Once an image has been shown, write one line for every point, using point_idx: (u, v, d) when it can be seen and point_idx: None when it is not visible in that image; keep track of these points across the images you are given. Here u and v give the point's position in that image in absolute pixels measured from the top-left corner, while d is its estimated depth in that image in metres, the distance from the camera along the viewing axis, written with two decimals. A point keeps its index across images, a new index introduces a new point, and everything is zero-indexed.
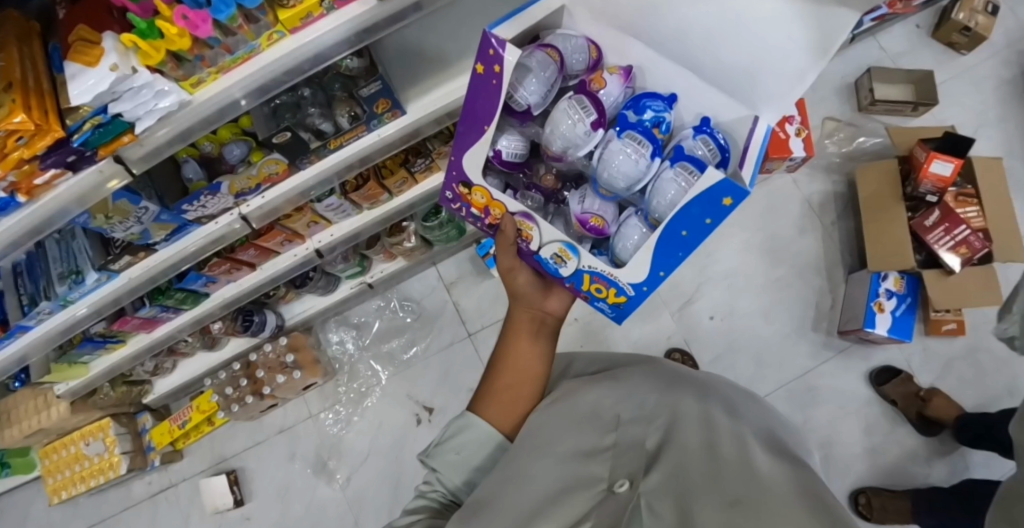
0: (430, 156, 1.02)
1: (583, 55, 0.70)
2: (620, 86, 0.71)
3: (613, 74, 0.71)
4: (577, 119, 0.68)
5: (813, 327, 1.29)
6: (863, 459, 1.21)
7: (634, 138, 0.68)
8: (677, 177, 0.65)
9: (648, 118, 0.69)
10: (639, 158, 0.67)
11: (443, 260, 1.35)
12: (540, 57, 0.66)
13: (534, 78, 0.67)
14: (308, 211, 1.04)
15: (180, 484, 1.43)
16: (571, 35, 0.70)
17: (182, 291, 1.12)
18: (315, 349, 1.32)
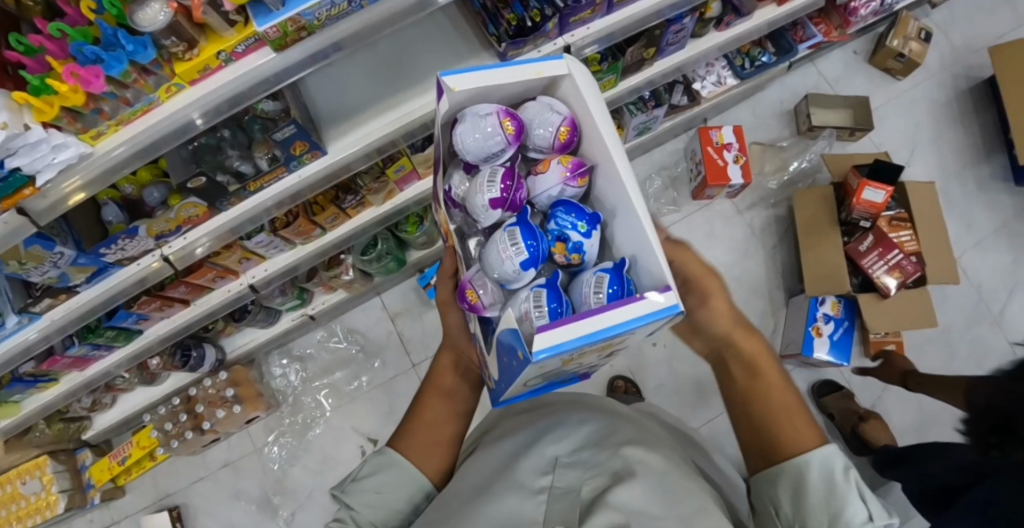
0: (360, 192, 1.02)
1: (550, 132, 0.60)
2: (561, 183, 0.62)
3: (560, 164, 0.62)
4: (482, 187, 0.60)
5: None
6: None
7: (514, 234, 0.58)
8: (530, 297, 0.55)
9: (552, 229, 0.60)
10: (506, 258, 0.57)
11: (388, 289, 1.34)
12: (492, 121, 0.58)
13: (472, 137, 0.58)
14: (236, 249, 1.02)
15: (123, 521, 1.39)
16: (549, 112, 0.61)
17: (112, 329, 1.09)
18: (257, 383, 1.29)
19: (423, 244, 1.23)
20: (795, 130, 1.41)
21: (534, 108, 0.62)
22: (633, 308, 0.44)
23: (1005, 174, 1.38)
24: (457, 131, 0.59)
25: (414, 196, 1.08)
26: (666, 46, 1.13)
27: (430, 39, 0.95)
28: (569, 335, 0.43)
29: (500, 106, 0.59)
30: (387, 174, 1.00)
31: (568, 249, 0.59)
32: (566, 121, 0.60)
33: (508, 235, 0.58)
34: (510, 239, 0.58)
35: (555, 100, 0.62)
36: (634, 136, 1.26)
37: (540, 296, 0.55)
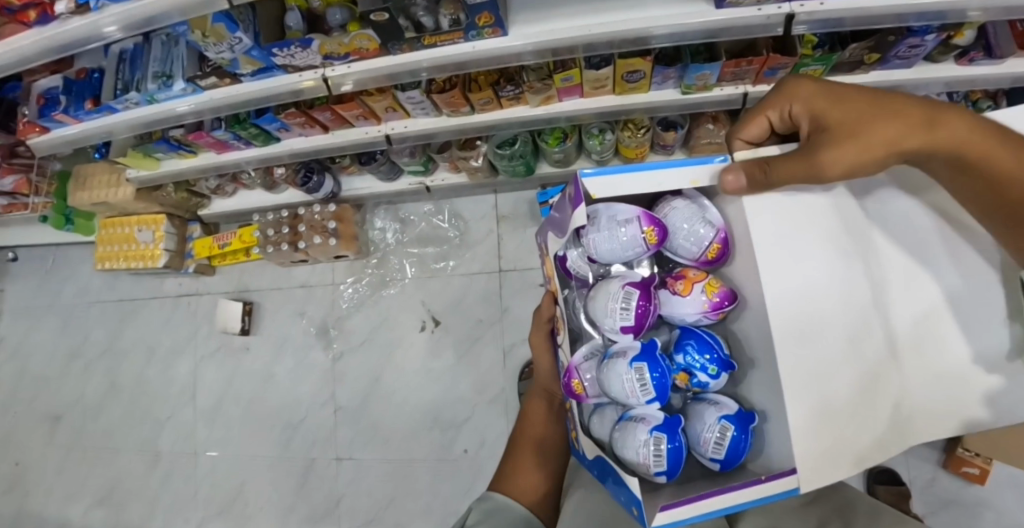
0: (521, 87, 0.97)
1: (694, 247, 0.63)
2: (699, 313, 0.63)
3: (705, 290, 0.63)
4: (616, 314, 0.64)
5: None
6: None
7: (641, 372, 0.61)
8: (647, 443, 0.59)
9: (681, 362, 0.63)
10: (631, 395, 0.61)
11: (505, 192, 1.35)
12: (630, 235, 0.63)
13: (612, 244, 0.64)
14: (388, 96, 1.02)
15: (203, 296, 1.54)
16: (703, 226, 0.62)
17: (256, 128, 1.15)
18: (357, 227, 1.36)
19: (557, 161, 1.19)
20: None
21: (679, 214, 0.64)
22: (753, 491, 0.48)
23: None
24: (591, 236, 0.65)
25: (571, 110, 1.03)
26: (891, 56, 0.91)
27: None
28: (694, 512, 0.50)
29: (642, 214, 0.63)
30: (553, 80, 0.95)
31: (691, 382, 0.63)
32: (719, 242, 0.62)
33: (634, 370, 0.61)
34: (637, 378, 0.61)
35: (709, 208, 0.63)
36: None
37: (659, 444, 0.59)
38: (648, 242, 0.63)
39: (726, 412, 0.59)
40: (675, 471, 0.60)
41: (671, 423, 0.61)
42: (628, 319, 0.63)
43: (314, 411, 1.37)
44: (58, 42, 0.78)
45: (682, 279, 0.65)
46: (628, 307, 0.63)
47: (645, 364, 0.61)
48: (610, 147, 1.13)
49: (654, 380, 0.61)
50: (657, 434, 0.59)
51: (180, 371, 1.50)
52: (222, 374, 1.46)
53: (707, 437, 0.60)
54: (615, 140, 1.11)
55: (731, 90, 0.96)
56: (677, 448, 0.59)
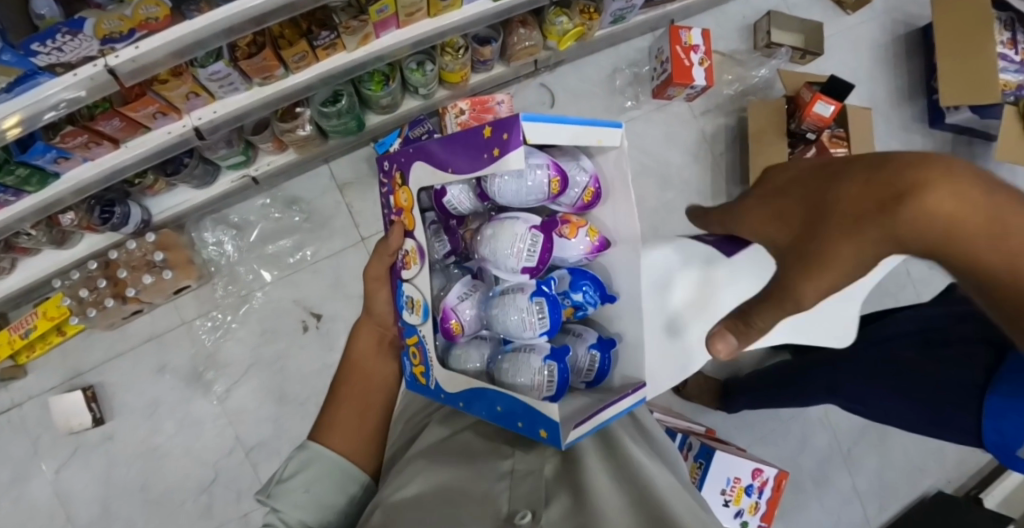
0: (336, 30, 0.94)
1: (575, 195, 0.66)
2: (581, 253, 0.67)
3: (585, 234, 0.67)
4: (521, 254, 0.65)
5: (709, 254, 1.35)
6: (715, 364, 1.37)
7: (540, 306, 0.64)
8: (542, 370, 0.61)
9: (574, 299, 0.66)
10: (529, 326, 0.64)
11: (337, 158, 1.27)
12: (539, 177, 0.63)
13: (514, 182, 0.64)
14: (186, 78, 0.90)
15: (25, 404, 1.21)
16: (582, 174, 0.66)
17: (27, 168, 0.89)
18: (188, 249, 1.20)
19: (386, 107, 1.16)
20: (753, 46, 1.40)
21: (567, 162, 0.65)
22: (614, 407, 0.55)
23: (922, 116, 1.47)
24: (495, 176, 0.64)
25: (391, 45, 1.02)
26: None
27: None
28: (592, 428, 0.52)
29: (552, 162, 0.64)
30: (369, 13, 0.93)
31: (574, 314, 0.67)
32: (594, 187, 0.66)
33: (534, 303, 0.64)
34: (539, 310, 0.64)
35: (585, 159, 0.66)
36: (608, 24, 1.23)
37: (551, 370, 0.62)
38: (551, 191, 0.64)
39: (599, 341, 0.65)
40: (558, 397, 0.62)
41: (559, 351, 0.64)
42: (530, 260, 0.65)
43: (223, 461, 1.21)
44: None
45: (567, 224, 0.68)
46: (532, 250, 0.65)
47: (544, 299, 0.64)
48: (434, 77, 1.13)
49: (550, 310, 0.64)
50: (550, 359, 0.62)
51: (35, 502, 1.19)
52: (92, 477, 1.21)
53: (581, 363, 0.65)
54: (437, 68, 1.12)
55: None
56: (566, 372, 0.63)
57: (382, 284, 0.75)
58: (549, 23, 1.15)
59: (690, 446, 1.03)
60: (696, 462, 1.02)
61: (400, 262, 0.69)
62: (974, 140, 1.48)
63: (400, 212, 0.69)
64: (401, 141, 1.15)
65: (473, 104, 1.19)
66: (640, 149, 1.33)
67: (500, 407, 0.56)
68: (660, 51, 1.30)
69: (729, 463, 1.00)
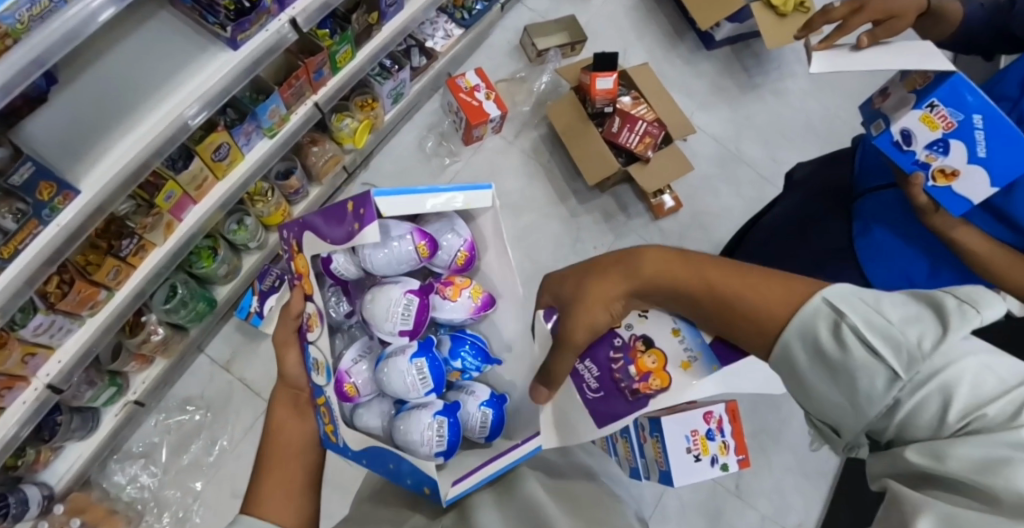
0: (136, 234, 0.97)
1: (450, 258, 0.70)
2: (466, 314, 0.70)
3: (470, 297, 0.70)
4: (395, 317, 0.67)
5: (586, 246, 1.40)
6: None
7: (423, 369, 0.65)
8: (431, 425, 0.62)
9: (457, 362, 0.69)
10: (413, 388, 0.65)
11: (210, 342, 1.27)
12: (406, 241, 0.67)
13: (385, 251, 0.66)
14: (13, 343, 0.86)
15: None
16: (454, 238, 0.70)
17: None
18: (104, 502, 1.14)
19: (228, 275, 1.19)
20: (528, 61, 1.52)
21: (443, 233, 0.70)
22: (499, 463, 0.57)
23: (697, 44, 1.62)
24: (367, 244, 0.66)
25: (197, 221, 1.06)
26: (386, 11, 1.18)
27: (148, 48, 0.88)
28: (473, 482, 0.56)
29: (417, 229, 0.68)
30: (158, 205, 0.97)
31: (461, 375, 0.70)
32: (468, 249, 0.70)
33: (415, 364, 0.65)
34: (420, 373, 0.65)
35: (460, 226, 0.71)
36: (390, 105, 1.31)
37: (441, 426, 0.63)
38: (421, 253, 0.68)
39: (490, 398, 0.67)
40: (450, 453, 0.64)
41: (450, 407, 0.65)
42: (408, 324, 0.67)
43: None
44: None
45: (450, 286, 0.71)
46: (408, 314, 0.67)
47: (425, 357, 0.66)
48: (256, 227, 1.17)
49: (431, 370, 0.66)
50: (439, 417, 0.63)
51: None
52: None
53: (472, 421, 0.66)
54: (256, 218, 1.17)
55: (304, 108, 1.14)
56: (456, 432, 0.64)
57: (291, 345, 0.67)
58: (338, 129, 1.23)
59: (643, 426, 1.02)
60: (653, 437, 1.00)
61: (305, 325, 0.65)
62: (749, 41, 1.64)
63: (302, 276, 0.66)
64: (257, 298, 1.23)
65: None
66: None
67: (392, 466, 0.57)
68: (451, 104, 1.40)
69: (678, 420, 0.99)
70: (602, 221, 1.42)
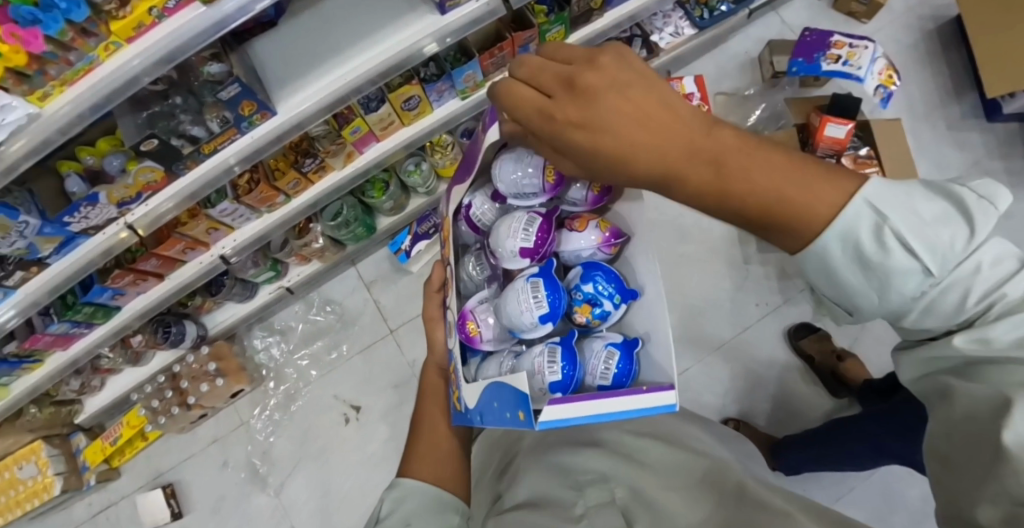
0: (319, 156, 1.04)
1: (583, 187, 0.62)
2: (593, 246, 0.61)
3: (597, 225, 0.61)
4: (517, 234, 0.61)
5: (750, 302, 1.27)
6: (771, 417, 1.22)
7: (536, 286, 0.60)
8: (544, 352, 0.59)
9: (585, 291, 0.59)
10: (525, 311, 0.59)
11: (363, 259, 1.35)
12: (534, 164, 0.60)
13: (512, 172, 0.61)
14: (202, 218, 1.01)
15: (121, 502, 1.36)
16: None
17: (90, 306, 1.06)
18: (240, 357, 1.30)
19: (392, 209, 1.23)
20: (760, 78, 1.35)
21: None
22: (623, 401, 0.46)
23: (976, 111, 1.32)
24: (498, 163, 0.63)
25: (376, 157, 1.11)
26: None
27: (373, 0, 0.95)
28: (581, 413, 0.47)
29: None
30: (343, 136, 1.02)
31: (591, 313, 0.60)
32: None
33: (529, 284, 0.60)
34: (532, 291, 0.60)
35: None
36: None
37: (553, 353, 0.58)
38: (546, 180, 0.60)
39: (615, 341, 0.58)
40: (562, 390, 0.57)
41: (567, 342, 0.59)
42: (529, 241, 0.61)
43: None
44: None
45: (579, 218, 0.62)
46: (529, 228, 0.61)
47: (544, 283, 0.60)
48: (429, 174, 1.20)
49: (549, 293, 0.59)
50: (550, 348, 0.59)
51: None
52: None
53: (595, 364, 0.57)
54: (431, 166, 1.19)
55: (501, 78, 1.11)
56: (571, 369, 0.57)
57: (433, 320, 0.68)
58: None
59: None
60: None
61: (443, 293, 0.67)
62: None
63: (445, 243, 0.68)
64: (410, 238, 1.26)
65: None
66: (654, 205, 1.31)
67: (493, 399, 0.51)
68: None
69: None
70: (775, 279, 1.28)
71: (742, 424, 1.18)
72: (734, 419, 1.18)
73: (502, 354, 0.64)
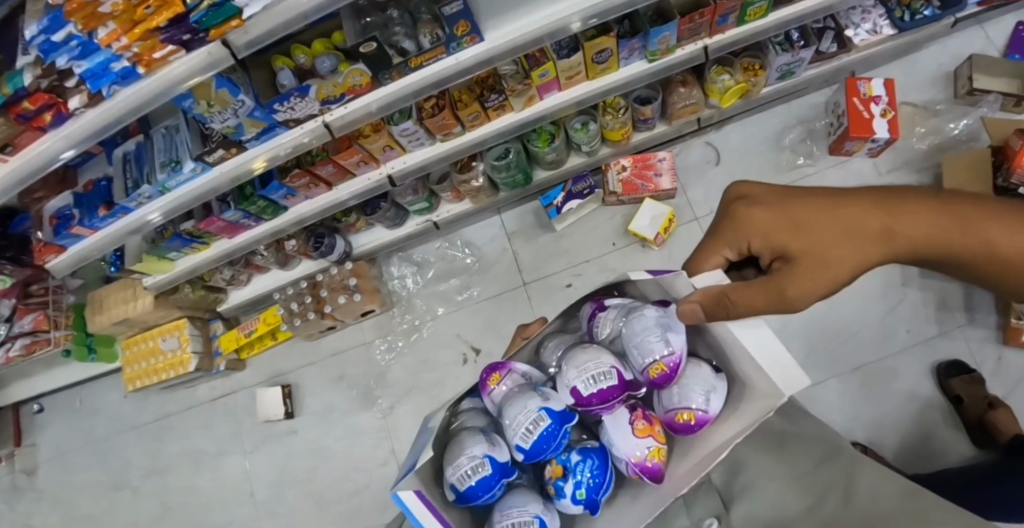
0: (504, 93, 1.05)
1: (674, 405, 0.52)
2: (625, 459, 0.52)
3: (642, 452, 0.51)
4: (582, 372, 0.53)
5: (899, 326, 1.22)
6: (904, 450, 1.15)
7: (545, 421, 0.52)
8: (485, 454, 0.53)
9: (569, 469, 0.53)
10: (518, 426, 0.53)
11: (507, 209, 1.38)
12: (651, 350, 0.51)
13: (637, 329, 0.52)
14: (383, 133, 1.06)
15: (238, 392, 1.45)
16: (700, 398, 0.51)
17: (264, 201, 1.13)
18: (376, 280, 1.36)
19: (551, 163, 1.25)
20: (952, 94, 1.27)
21: (699, 374, 0.52)
22: None
23: None
24: (643, 309, 0.54)
25: (553, 105, 1.12)
26: None
27: None
28: (421, 521, 0.43)
29: (679, 352, 0.52)
30: (531, 77, 1.03)
31: (557, 484, 0.54)
32: (703, 416, 0.51)
33: (541, 411, 0.52)
34: (537, 419, 0.52)
35: (714, 396, 0.51)
36: (775, 80, 1.21)
37: (484, 465, 0.52)
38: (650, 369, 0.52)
39: (548, 524, 0.52)
40: (463, 496, 0.53)
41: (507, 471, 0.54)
42: (587, 389, 0.53)
43: (375, 471, 1.32)
44: (76, 140, 0.76)
45: (644, 424, 0.53)
46: (595, 381, 0.53)
47: (551, 418, 0.53)
48: (596, 135, 1.20)
49: (545, 435, 0.52)
50: (487, 461, 0.52)
51: (231, 474, 1.40)
52: (273, 463, 1.38)
53: (509, 514, 0.52)
54: (599, 127, 1.19)
55: (692, 47, 1.08)
56: (488, 490, 0.52)
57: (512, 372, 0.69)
58: (711, 81, 1.17)
59: None
60: None
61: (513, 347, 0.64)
62: None
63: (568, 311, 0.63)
64: (563, 196, 1.28)
65: (636, 162, 1.26)
66: None
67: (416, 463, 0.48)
68: (836, 105, 1.25)
69: None
70: (933, 309, 1.22)
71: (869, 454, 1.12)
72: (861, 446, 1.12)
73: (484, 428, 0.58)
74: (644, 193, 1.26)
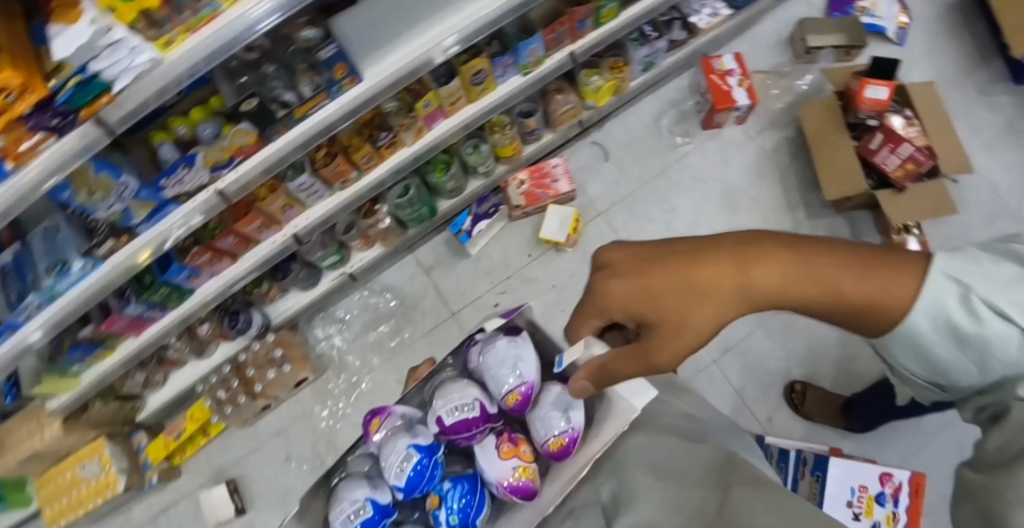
0: (393, 130, 1.08)
1: (540, 431, 0.57)
2: (499, 482, 0.57)
3: (514, 476, 0.56)
4: (451, 407, 0.59)
5: None
6: (837, 380, 1.22)
7: (414, 457, 0.58)
8: (359, 502, 0.57)
9: (447, 503, 0.58)
10: (395, 466, 0.58)
11: (421, 246, 1.38)
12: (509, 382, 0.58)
13: (496, 365, 0.58)
14: (280, 193, 1.04)
15: (181, 502, 1.35)
16: (562, 419, 0.55)
17: (168, 286, 1.06)
18: (303, 346, 1.33)
19: (453, 191, 1.27)
20: (793, 56, 1.41)
21: (554, 397, 0.58)
22: None
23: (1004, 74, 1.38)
24: (499, 339, 0.59)
25: (443, 133, 1.14)
26: None
27: None
28: None
29: (531, 381, 0.58)
30: (416, 109, 1.06)
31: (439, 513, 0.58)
32: (570, 435, 0.55)
33: (410, 450, 0.58)
34: (405, 458, 0.58)
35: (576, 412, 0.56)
36: (640, 72, 1.29)
37: (361, 511, 0.57)
38: (510, 398, 0.59)
39: None
40: None
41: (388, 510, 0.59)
42: (450, 420, 0.58)
43: None
44: None
45: (511, 445, 0.59)
46: (456, 411, 0.58)
47: (421, 453, 0.58)
48: (489, 154, 1.23)
49: (418, 470, 0.58)
50: (370, 503, 0.57)
51: None
52: None
53: None
54: (491, 146, 1.23)
55: (559, 55, 1.15)
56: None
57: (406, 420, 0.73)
58: (584, 83, 1.23)
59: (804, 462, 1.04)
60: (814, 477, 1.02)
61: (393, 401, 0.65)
62: None
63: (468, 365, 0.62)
64: (470, 219, 1.31)
65: (532, 174, 1.31)
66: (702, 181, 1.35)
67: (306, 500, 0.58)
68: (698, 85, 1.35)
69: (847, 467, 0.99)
70: None
71: (809, 389, 1.19)
72: (800, 383, 1.20)
73: (371, 472, 0.62)
74: (546, 200, 1.31)
